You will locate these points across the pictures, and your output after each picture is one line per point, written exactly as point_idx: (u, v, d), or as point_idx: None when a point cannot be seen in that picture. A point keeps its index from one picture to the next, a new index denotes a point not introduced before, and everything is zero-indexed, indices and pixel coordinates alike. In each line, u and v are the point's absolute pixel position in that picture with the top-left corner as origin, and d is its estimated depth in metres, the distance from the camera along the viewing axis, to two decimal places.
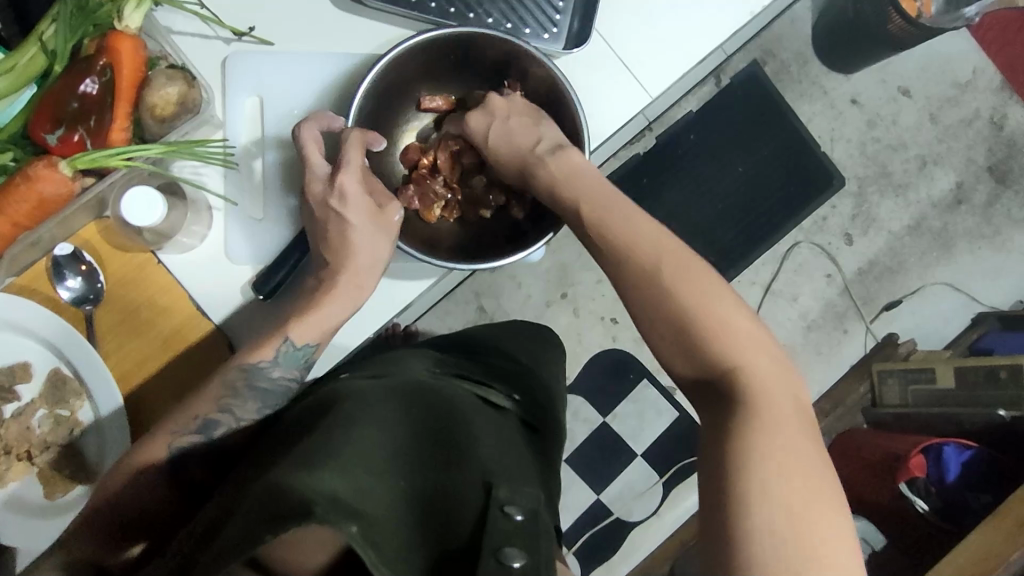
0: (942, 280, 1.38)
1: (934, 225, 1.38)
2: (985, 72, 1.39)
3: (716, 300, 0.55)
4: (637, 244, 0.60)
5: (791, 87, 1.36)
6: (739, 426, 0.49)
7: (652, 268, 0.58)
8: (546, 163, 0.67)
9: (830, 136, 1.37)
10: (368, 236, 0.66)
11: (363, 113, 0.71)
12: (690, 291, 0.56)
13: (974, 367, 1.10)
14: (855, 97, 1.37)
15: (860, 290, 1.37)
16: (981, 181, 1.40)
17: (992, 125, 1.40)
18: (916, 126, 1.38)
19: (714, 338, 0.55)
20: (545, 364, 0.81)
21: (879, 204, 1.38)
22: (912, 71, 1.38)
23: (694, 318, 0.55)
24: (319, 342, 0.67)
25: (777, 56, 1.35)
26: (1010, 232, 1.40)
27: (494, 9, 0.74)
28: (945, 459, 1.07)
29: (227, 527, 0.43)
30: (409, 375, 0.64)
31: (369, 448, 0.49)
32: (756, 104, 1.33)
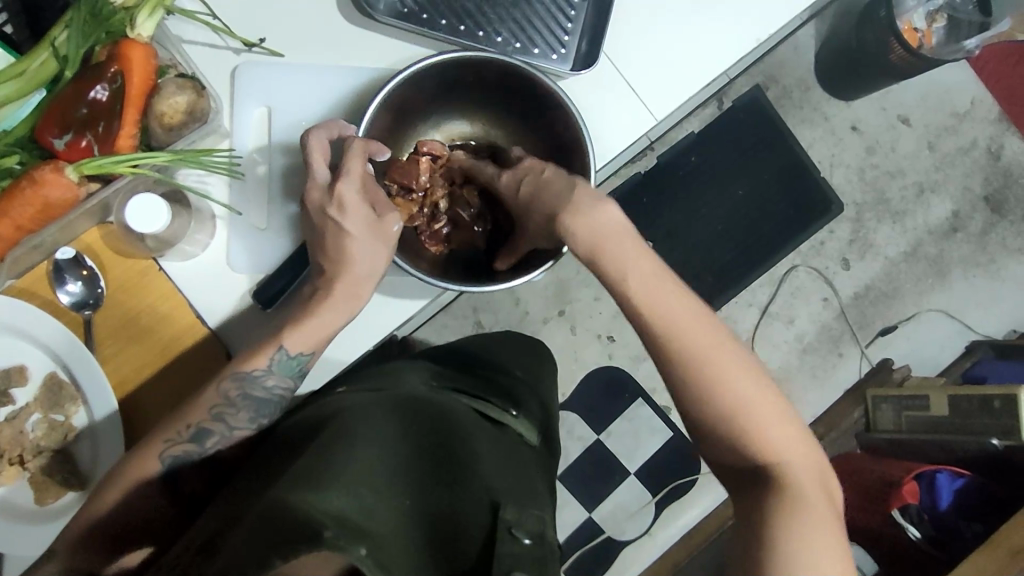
0: (938, 307, 1.39)
1: (930, 251, 1.40)
2: (983, 103, 1.41)
3: (746, 387, 0.58)
4: (683, 333, 0.59)
5: (792, 112, 1.37)
6: (774, 515, 0.54)
7: (696, 358, 0.59)
8: (589, 214, 0.60)
9: (830, 161, 1.38)
10: (367, 245, 0.65)
11: (375, 128, 0.71)
12: (731, 386, 0.58)
13: (966, 395, 1.09)
14: (855, 124, 1.38)
15: (856, 314, 1.38)
16: (977, 210, 1.41)
17: (989, 155, 1.41)
18: (915, 154, 1.40)
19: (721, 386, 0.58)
20: (540, 377, 0.81)
21: (876, 229, 1.39)
22: (911, 100, 1.39)
23: (733, 412, 0.58)
24: (314, 351, 0.66)
25: (779, 81, 1.36)
26: (1004, 261, 1.41)
27: (505, 29, 0.75)
28: (937, 487, 1.06)
29: (228, 544, 0.43)
30: (406, 389, 0.64)
31: (373, 465, 0.49)
32: (757, 129, 1.35)
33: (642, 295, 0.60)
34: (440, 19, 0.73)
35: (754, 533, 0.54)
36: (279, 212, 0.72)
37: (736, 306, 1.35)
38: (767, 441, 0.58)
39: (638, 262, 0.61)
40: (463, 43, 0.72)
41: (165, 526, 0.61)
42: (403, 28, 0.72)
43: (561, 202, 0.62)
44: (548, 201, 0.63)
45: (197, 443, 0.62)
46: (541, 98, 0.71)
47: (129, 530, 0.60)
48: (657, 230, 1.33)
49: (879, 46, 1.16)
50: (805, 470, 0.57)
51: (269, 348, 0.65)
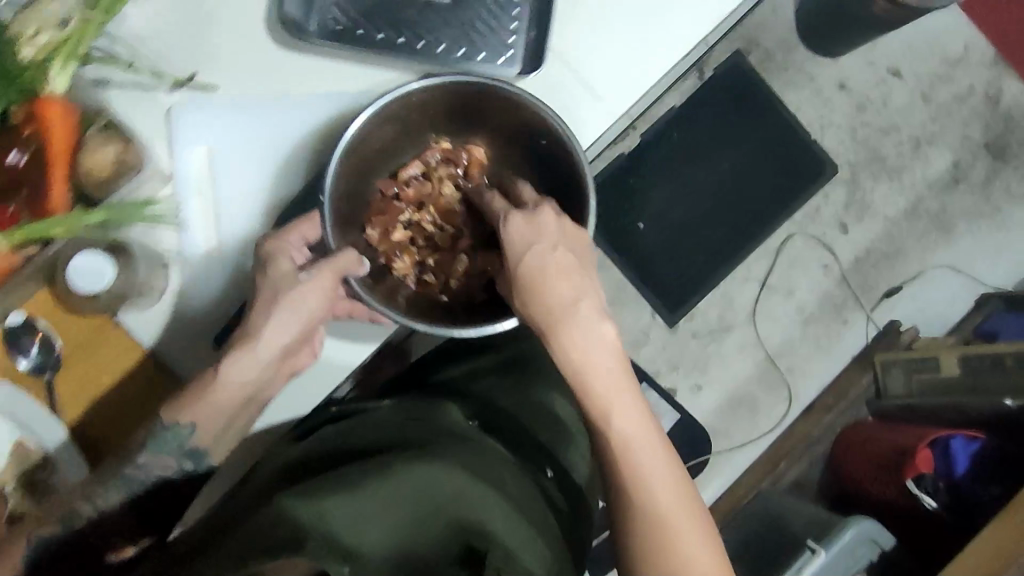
0: (945, 263, 1.37)
1: (932, 207, 1.37)
2: (976, 46, 1.38)
3: (687, 524, 0.60)
4: (642, 453, 0.61)
5: (776, 75, 1.33)
6: None
7: (658, 482, 0.60)
8: (583, 328, 0.62)
9: (820, 123, 1.35)
10: (283, 320, 0.64)
11: (349, 172, 0.69)
12: (675, 532, 0.59)
13: (979, 354, 1.12)
14: (842, 82, 1.35)
15: (858, 279, 1.36)
16: (978, 158, 1.39)
17: (987, 100, 1.39)
18: (908, 107, 1.37)
19: (664, 519, 0.60)
20: None
21: (873, 189, 1.36)
22: (899, 50, 1.36)
23: (672, 544, 0.59)
24: (195, 424, 0.62)
25: (760, 45, 1.33)
26: (1009, 209, 1.39)
27: (451, 40, 0.73)
28: (952, 452, 1.05)
29: (266, 506, 0.53)
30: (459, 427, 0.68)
31: (421, 481, 0.55)
32: (739, 97, 1.31)
33: (616, 420, 0.62)
34: (383, 40, 0.72)
35: None
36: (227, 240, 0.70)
37: (733, 280, 1.33)
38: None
39: (601, 385, 0.62)
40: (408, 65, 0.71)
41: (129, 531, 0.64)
42: (337, 49, 0.71)
43: (558, 298, 0.62)
44: (546, 296, 0.62)
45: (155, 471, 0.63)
46: (540, 137, 0.70)
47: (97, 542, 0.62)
48: (646, 210, 1.30)
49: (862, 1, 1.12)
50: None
51: (210, 410, 0.62)
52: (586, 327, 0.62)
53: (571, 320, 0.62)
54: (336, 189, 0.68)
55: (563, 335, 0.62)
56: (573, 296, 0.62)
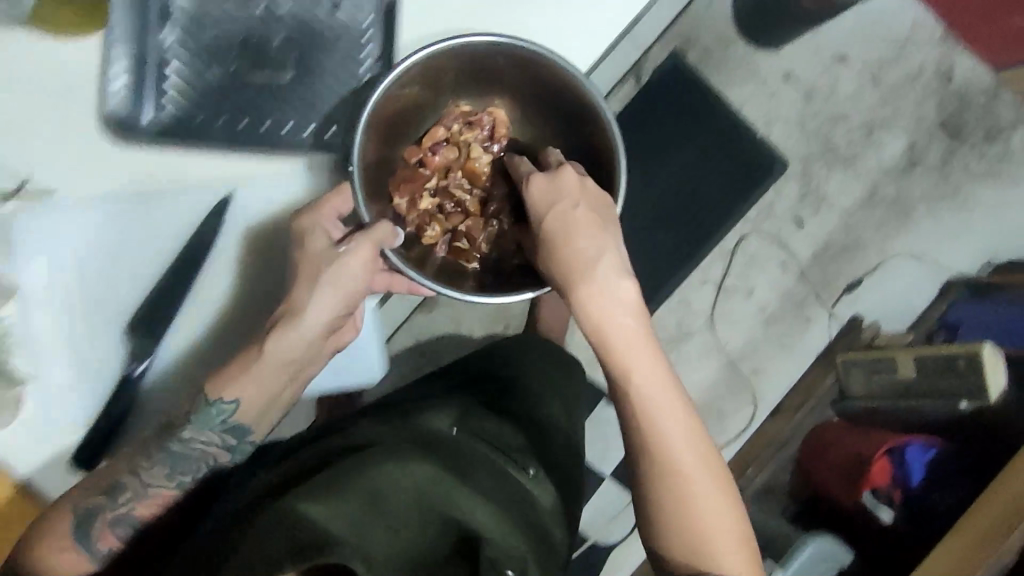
0: (905, 250, 1.39)
1: (888, 194, 1.38)
2: (925, 23, 1.36)
3: (706, 481, 0.67)
4: (660, 416, 0.68)
5: (717, 71, 1.32)
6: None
7: (677, 439, 0.67)
8: (594, 279, 0.68)
9: (767, 119, 1.34)
10: (324, 306, 0.72)
11: (367, 150, 0.76)
12: (695, 484, 0.67)
13: (932, 354, 1.15)
14: (788, 72, 1.35)
15: (818, 273, 1.37)
16: (934, 139, 1.38)
17: (940, 78, 1.37)
18: (857, 93, 1.37)
19: (684, 475, 0.67)
20: (563, 398, 0.93)
21: (827, 178, 1.37)
22: (844, 35, 1.36)
23: (685, 495, 0.66)
24: (239, 399, 0.72)
25: (698, 43, 1.31)
26: (970, 188, 1.39)
27: (282, 119, 0.73)
28: (909, 462, 1.14)
29: (261, 518, 0.58)
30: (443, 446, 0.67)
31: (386, 479, 0.60)
32: (680, 99, 1.29)
33: (640, 384, 0.68)
34: (213, 119, 0.72)
35: None
36: (125, 332, 0.74)
37: (692, 286, 1.33)
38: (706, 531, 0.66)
39: (626, 343, 0.68)
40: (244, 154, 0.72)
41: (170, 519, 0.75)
42: (167, 138, 0.71)
43: (583, 252, 0.68)
44: (569, 254, 0.69)
45: (153, 492, 0.72)
46: (563, 91, 0.76)
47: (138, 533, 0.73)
48: None
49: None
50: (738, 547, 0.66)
51: (259, 375, 0.72)
52: (610, 278, 0.68)
53: (595, 281, 0.68)
54: (363, 150, 0.75)
55: (587, 291, 0.68)
56: (598, 251, 0.68)
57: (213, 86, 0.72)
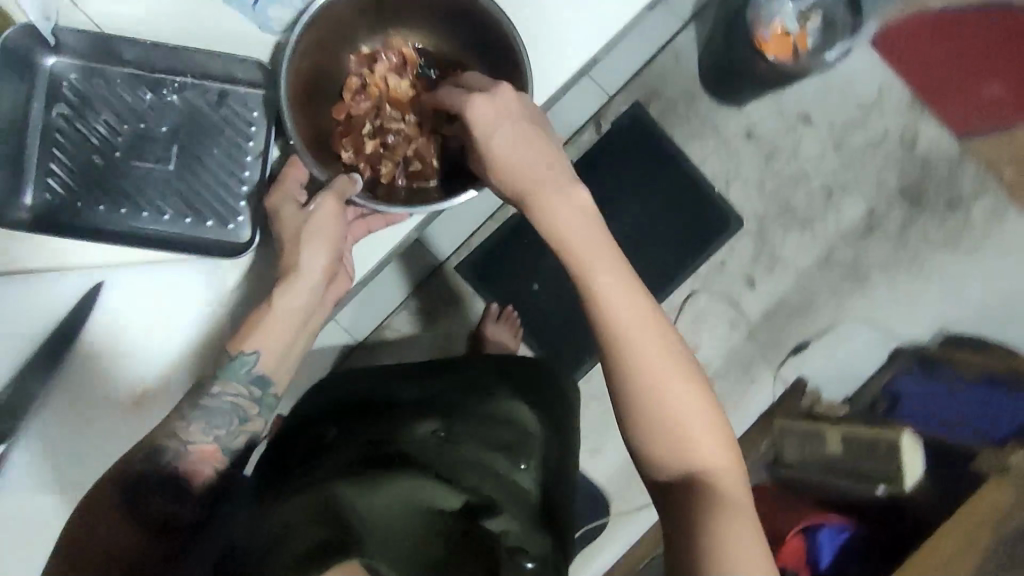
0: (857, 316, 1.27)
1: (844, 257, 1.27)
2: (893, 89, 1.27)
3: (688, 397, 0.49)
4: (631, 322, 0.50)
5: (679, 126, 1.25)
6: (699, 526, 0.45)
7: (629, 328, 0.50)
8: (513, 150, 0.54)
9: (726, 175, 1.26)
10: (314, 240, 0.58)
11: (302, 63, 0.60)
12: (661, 395, 0.49)
13: (860, 433, 1.03)
14: (750, 130, 1.27)
15: (766, 334, 1.27)
16: (894, 205, 1.28)
17: (903, 144, 1.28)
18: (819, 155, 1.27)
19: (642, 374, 0.49)
20: (553, 397, 0.82)
21: (782, 241, 1.27)
22: (811, 96, 1.27)
23: (662, 411, 0.49)
24: (258, 350, 0.59)
25: (662, 94, 1.24)
26: (928, 258, 1.27)
27: (189, 85, 0.60)
28: (818, 544, 1.01)
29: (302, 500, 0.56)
30: (425, 454, 0.64)
31: (415, 486, 0.58)
32: (643, 151, 1.23)
33: (598, 291, 0.51)
34: (118, 79, 0.60)
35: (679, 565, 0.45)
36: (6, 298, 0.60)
37: None
38: (676, 426, 0.49)
39: (587, 245, 0.52)
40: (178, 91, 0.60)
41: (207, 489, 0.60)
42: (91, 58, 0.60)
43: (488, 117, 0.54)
44: (522, 167, 0.54)
45: (194, 450, 0.59)
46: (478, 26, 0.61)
47: (176, 487, 0.59)
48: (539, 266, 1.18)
49: (747, 39, 1.05)
50: (720, 475, 0.49)
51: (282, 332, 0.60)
52: (557, 191, 0.53)
53: (556, 185, 0.53)
54: (293, 72, 0.59)
55: (514, 165, 0.54)
56: (512, 117, 0.54)
57: (93, 152, 0.60)
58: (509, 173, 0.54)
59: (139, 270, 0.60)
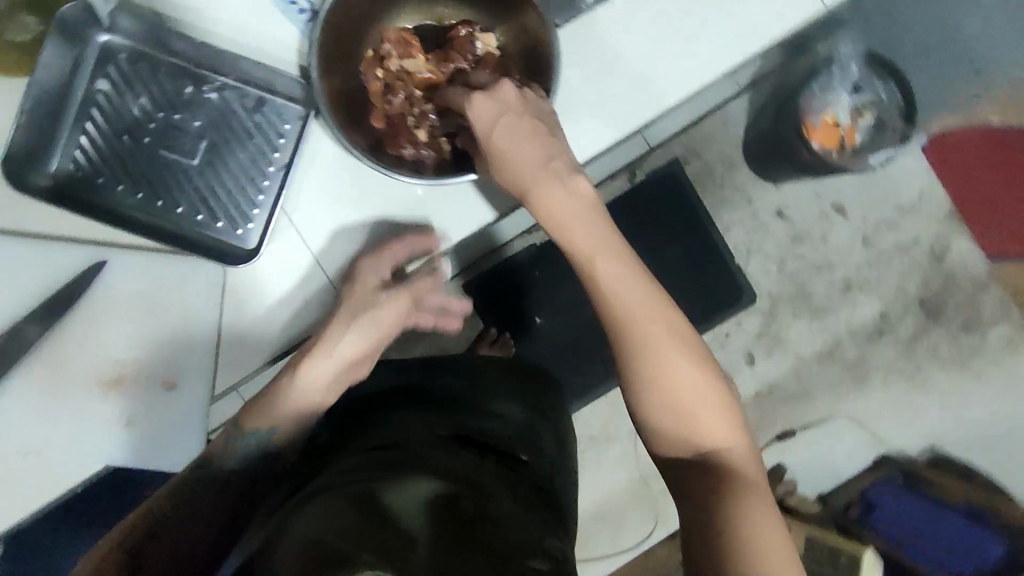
0: (849, 415, 1.24)
1: (849, 354, 1.25)
2: (934, 197, 1.23)
3: (694, 374, 0.46)
4: (636, 306, 0.47)
5: (712, 191, 1.22)
6: (726, 494, 0.42)
7: (634, 315, 0.47)
8: (520, 136, 0.51)
9: (748, 248, 1.23)
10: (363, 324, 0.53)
11: (326, 39, 0.54)
12: (670, 368, 0.46)
13: (822, 540, 1.00)
14: (782, 209, 1.23)
15: (755, 414, 1.24)
16: (908, 313, 1.25)
17: (932, 256, 1.24)
18: (846, 248, 1.24)
19: (647, 352, 0.46)
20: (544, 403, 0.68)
21: (790, 325, 1.24)
22: (849, 188, 1.23)
23: (672, 393, 0.46)
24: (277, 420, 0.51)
25: (701, 156, 1.21)
26: (932, 373, 1.25)
27: (230, 86, 0.56)
28: None
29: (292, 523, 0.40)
30: (411, 444, 0.50)
31: (414, 488, 0.42)
32: (673, 209, 1.15)
33: (603, 279, 0.48)
34: (163, 66, 0.55)
35: (699, 545, 0.41)
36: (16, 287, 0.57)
37: None
38: (690, 424, 0.46)
39: (587, 236, 0.50)
40: (219, 83, 0.56)
41: (210, 553, 0.46)
42: (140, 45, 0.55)
43: (483, 117, 0.52)
44: (521, 159, 0.51)
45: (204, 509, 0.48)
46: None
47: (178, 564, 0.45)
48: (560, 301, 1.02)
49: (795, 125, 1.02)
50: (747, 459, 0.46)
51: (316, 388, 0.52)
52: (564, 166, 0.51)
53: (552, 176, 0.51)
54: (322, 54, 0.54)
55: (514, 152, 0.51)
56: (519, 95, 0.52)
57: (120, 131, 0.55)
58: (514, 158, 0.51)
59: (163, 260, 0.58)
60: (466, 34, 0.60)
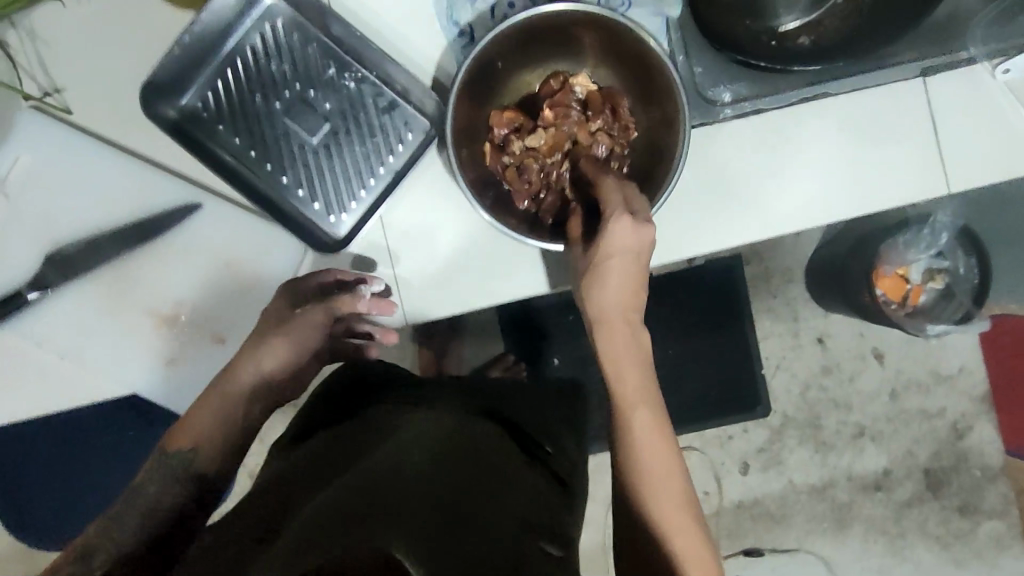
0: (817, 552, 1.23)
1: (839, 496, 1.23)
2: (972, 375, 1.22)
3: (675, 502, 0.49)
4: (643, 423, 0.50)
5: (762, 297, 1.19)
6: None
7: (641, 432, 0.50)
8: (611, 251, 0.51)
9: (778, 362, 1.21)
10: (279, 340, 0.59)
11: (472, 78, 0.56)
12: (661, 487, 0.49)
13: None
14: (822, 336, 1.21)
15: (729, 523, 1.23)
16: (910, 477, 1.23)
17: (952, 431, 1.22)
18: (871, 395, 1.22)
19: (642, 473, 0.50)
20: (566, 418, 0.72)
21: (793, 450, 1.22)
22: (895, 338, 1.21)
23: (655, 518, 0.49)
24: (198, 438, 0.56)
25: (764, 260, 1.17)
26: (912, 541, 1.24)
27: (369, 81, 0.60)
28: None
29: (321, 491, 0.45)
30: (442, 424, 0.54)
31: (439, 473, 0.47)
32: (719, 303, 1.09)
33: (625, 391, 0.50)
34: (314, 44, 0.60)
35: None
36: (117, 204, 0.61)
37: None
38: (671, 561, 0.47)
39: (624, 349, 0.51)
40: (355, 78, 0.60)
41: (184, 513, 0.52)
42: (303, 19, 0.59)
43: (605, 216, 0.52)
44: (611, 276, 0.51)
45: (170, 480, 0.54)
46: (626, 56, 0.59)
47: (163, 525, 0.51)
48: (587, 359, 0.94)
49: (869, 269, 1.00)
50: None
51: (237, 393, 0.58)
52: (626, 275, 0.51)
53: (623, 281, 0.51)
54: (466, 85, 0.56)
55: (599, 258, 0.51)
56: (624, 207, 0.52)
57: (256, 89, 0.60)
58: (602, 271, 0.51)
59: (250, 223, 0.62)
60: (562, 86, 0.61)
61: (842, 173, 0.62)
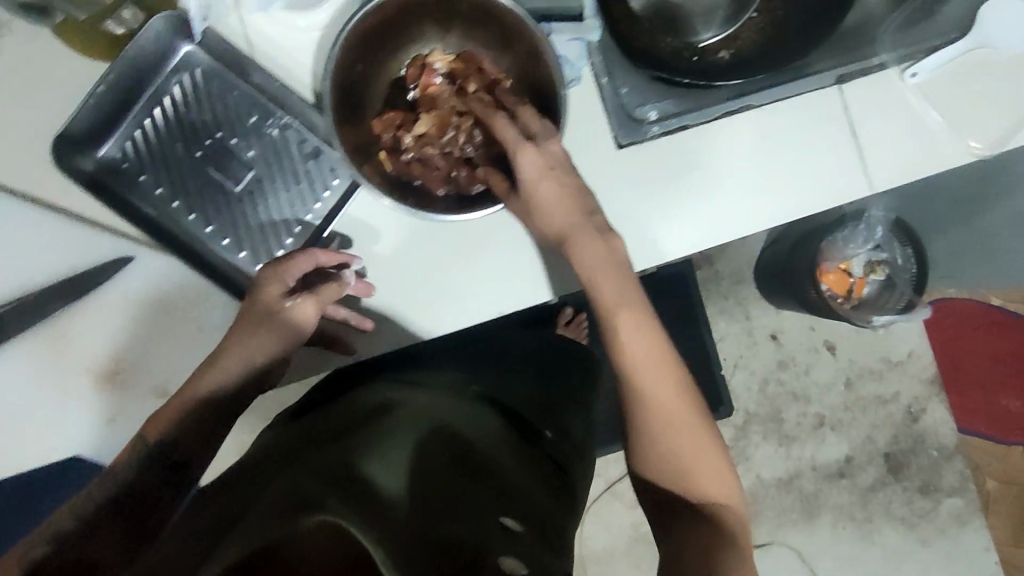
0: (790, 546, 1.24)
1: (806, 488, 1.25)
2: (920, 358, 1.26)
3: (683, 431, 0.50)
4: (642, 365, 0.49)
5: (715, 299, 1.22)
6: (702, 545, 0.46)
7: (639, 369, 0.49)
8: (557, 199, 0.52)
9: (735, 361, 1.24)
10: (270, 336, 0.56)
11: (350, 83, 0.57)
12: (665, 422, 0.49)
13: None
14: (776, 332, 1.24)
15: None
16: (872, 463, 1.26)
17: (907, 414, 1.26)
18: (827, 385, 1.25)
19: (646, 412, 0.49)
20: (581, 384, 0.71)
21: (758, 446, 1.25)
22: (845, 329, 1.25)
23: (663, 448, 0.49)
24: (175, 424, 0.54)
25: (714, 265, 1.21)
26: (881, 526, 1.26)
27: (293, 127, 0.61)
28: None
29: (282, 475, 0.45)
30: (413, 412, 0.53)
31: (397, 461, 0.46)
32: (673, 309, 1.10)
33: (621, 329, 0.50)
34: (235, 93, 0.61)
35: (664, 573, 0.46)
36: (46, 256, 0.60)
37: None
38: (684, 480, 0.49)
39: (615, 289, 0.50)
40: (275, 126, 0.61)
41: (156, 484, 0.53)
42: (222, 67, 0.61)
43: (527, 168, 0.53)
44: (558, 213, 0.52)
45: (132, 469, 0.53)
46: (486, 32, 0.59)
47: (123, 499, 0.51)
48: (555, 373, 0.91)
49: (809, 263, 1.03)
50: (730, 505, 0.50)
51: (224, 376, 0.56)
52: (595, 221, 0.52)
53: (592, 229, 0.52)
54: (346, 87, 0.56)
55: (546, 206, 0.53)
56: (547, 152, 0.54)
57: (177, 139, 0.61)
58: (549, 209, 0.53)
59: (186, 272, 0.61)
60: (420, 69, 0.62)
61: (775, 169, 0.64)
